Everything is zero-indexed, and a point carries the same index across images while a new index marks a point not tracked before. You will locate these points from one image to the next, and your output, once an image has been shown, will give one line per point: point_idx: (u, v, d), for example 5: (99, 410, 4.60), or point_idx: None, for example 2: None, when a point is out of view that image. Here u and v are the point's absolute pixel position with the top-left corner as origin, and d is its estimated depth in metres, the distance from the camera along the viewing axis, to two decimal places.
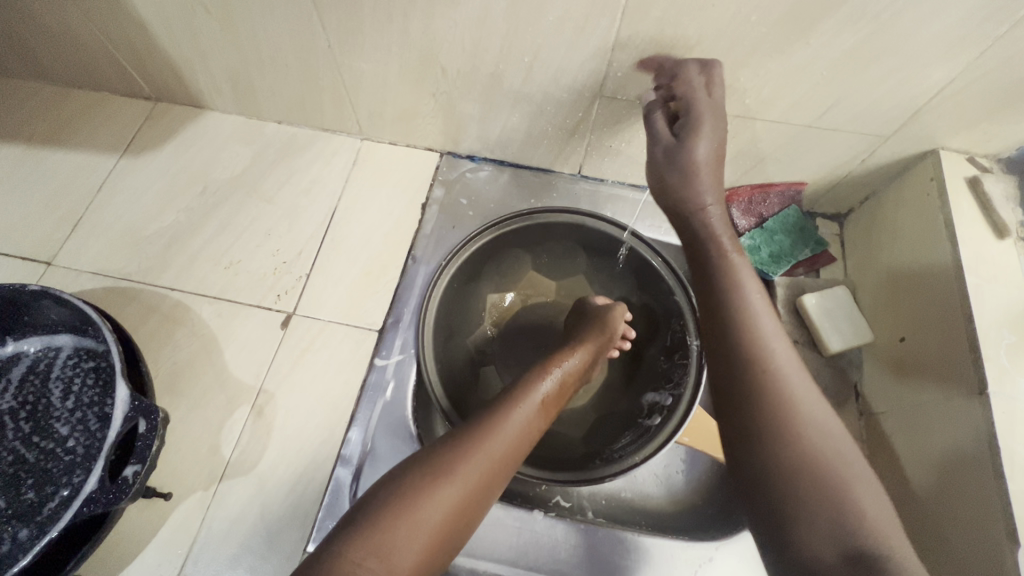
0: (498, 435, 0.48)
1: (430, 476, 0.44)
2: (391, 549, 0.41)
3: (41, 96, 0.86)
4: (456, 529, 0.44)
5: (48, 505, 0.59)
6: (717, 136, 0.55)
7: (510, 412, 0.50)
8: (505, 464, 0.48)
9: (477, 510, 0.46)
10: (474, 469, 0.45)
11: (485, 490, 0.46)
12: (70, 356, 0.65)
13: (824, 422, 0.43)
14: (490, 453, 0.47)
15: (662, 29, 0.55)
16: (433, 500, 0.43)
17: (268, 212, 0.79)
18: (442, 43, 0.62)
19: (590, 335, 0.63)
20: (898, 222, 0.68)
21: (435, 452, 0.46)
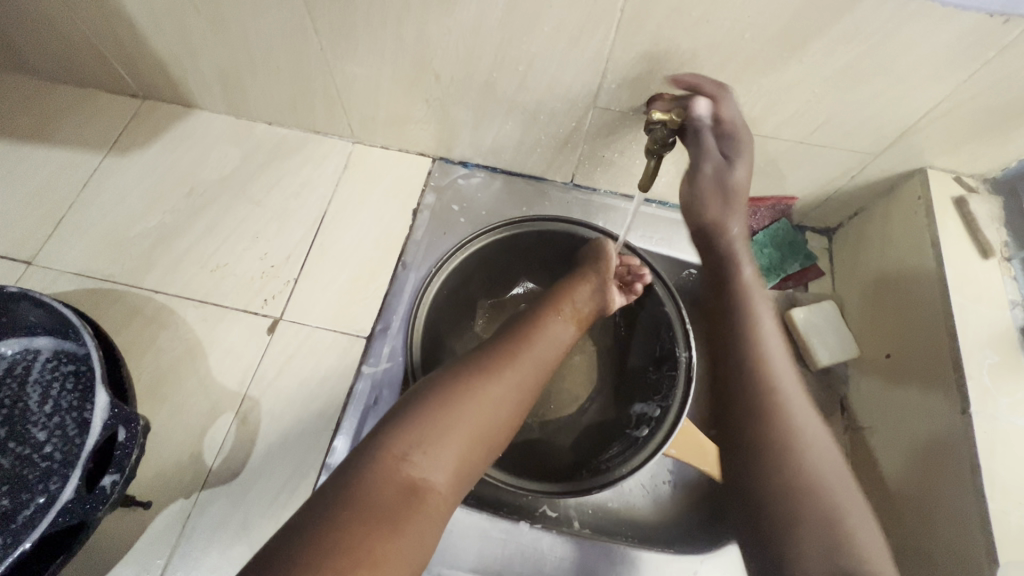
0: (532, 348, 0.53)
1: (470, 377, 0.48)
2: (438, 442, 0.43)
3: (24, 91, 0.84)
4: (498, 435, 0.47)
5: (23, 513, 0.58)
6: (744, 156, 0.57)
7: (540, 328, 0.56)
8: (540, 377, 0.52)
9: (521, 415, 0.50)
10: (514, 374, 0.49)
11: (524, 397, 0.50)
12: (49, 359, 0.64)
13: (820, 449, 0.47)
14: (525, 364, 0.51)
15: (657, 43, 0.55)
16: (481, 398, 0.47)
17: (256, 214, 0.78)
18: (436, 48, 0.62)
19: (594, 262, 0.67)
20: (885, 240, 0.69)
21: (473, 360, 0.50)
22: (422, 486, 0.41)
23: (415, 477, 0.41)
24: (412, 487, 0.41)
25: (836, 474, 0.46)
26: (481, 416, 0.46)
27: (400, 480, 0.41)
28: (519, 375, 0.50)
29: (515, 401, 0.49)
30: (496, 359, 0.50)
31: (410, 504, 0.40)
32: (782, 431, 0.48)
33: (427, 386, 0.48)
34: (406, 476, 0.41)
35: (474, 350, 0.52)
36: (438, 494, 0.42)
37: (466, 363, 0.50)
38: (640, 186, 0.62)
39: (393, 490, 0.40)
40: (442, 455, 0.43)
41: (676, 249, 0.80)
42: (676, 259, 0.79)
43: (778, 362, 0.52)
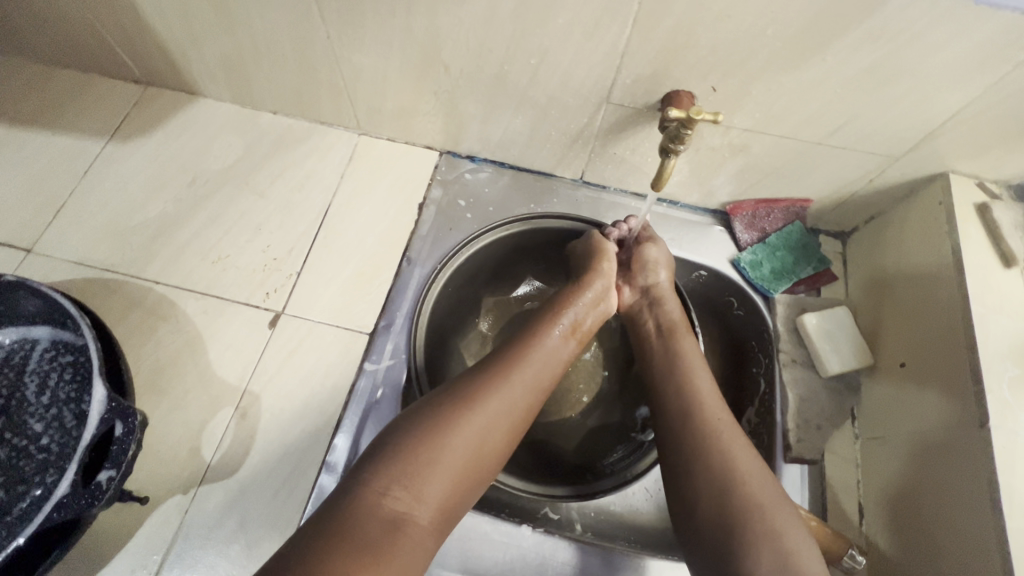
0: (524, 368, 0.52)
1: (451, 407, 0.47)
2: (422, 477, 0.43)
3: (26, 75, 0.83)
4: (485, 463, 0.47)
5: (19, 505, 0.57)
6: (666, 255, 0.68)
7: (535, 343, 0.55)
8: (532, 399, 0.51)
9: (511, 439, 0.49)
10: (501, 400, 0.49)
11: (512, 424, 0.49)
12: (47, 349, 0.63)
13: (752, 474, 0.48)
14: (515, 388, 0.50)
15: (674, 38, 0.53)
16: (464, 429, 0.46)
17: (259, 205, 0.76)
18: (446, 40, 0.60)
19: (596, 265, 0.65)
20: (902, 245, 0.67)
21: (459, 386, 0.49)
22: (407, 521, 0.41)
23: (399, 512, 0.41)
24: (395, 523, 0.41)
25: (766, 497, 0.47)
26: (464, 447, 0.45)
27: (383, 516, 0.41)
28: (506, 402, 0.49)
29: (503, 429, 0.48)
30: (484, 384, 0.49)
31: (395, 540, 0.40)
32: (717, 456, 0.49)
33: (409, 417, 0.47)
34: (389, 512, 0.41)
35: (461, 373, 0.52)
36: (422, 526, 0.42)
37: (452, 390, 0.49)
38: (652, 184, 0.61)
39: (376, 527, 0.40)
40: (425, 489, 0.43)
41: (686, 249, 0.77)
42: (686, 259, 0.77)
43: (707, 394, 0.54)
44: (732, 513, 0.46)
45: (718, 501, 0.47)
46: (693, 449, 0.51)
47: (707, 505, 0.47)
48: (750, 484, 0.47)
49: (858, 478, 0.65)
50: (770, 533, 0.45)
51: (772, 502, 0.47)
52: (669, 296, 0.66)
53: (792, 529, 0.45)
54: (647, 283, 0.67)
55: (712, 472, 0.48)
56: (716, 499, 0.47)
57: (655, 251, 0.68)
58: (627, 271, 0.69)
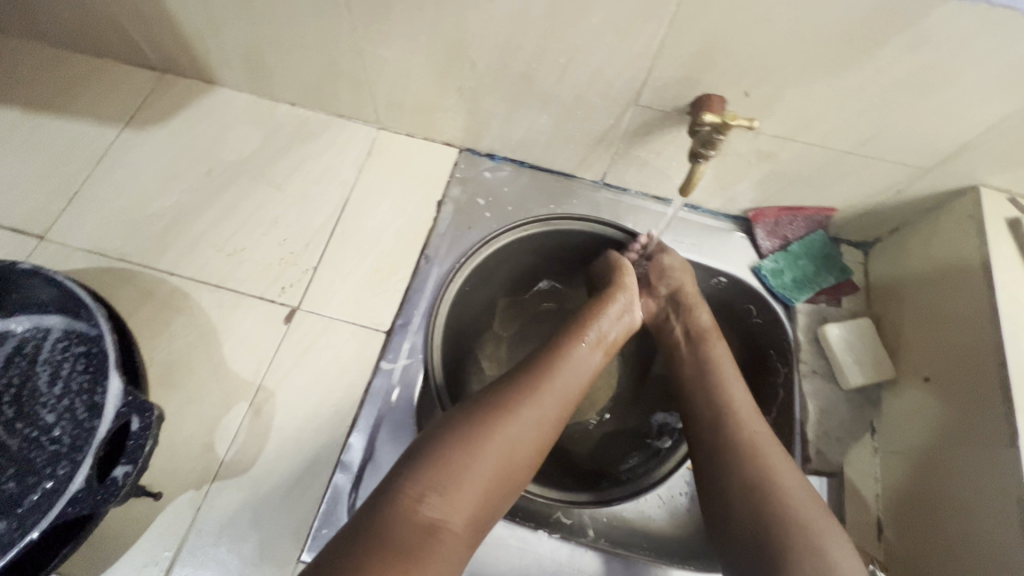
0: (557, 377, 0.51)
1: (486, 415, 0.47)
2: (456, 484, 0.43)
3: (41, 59, 0.82)
4: (519, 472, 0.47)
5: (29, 497, 0.56)
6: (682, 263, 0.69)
7: (566, 353, 0.54)
8: (564, 409, 0.51)
9: (545, 448, 0.49)
10: (534, 409, 0.48)
11: (545, 433, 0.49)
12: (60, 338, 0.61)
13: (792, 485, 0.48)
14: (547, 397, 0.50)
15: (709, 41, 0.52)
16: (498, 437, 0.46)
17: (276, 198, 0.75)
18: (474, 36, 0.59)
19: (620, 280, 0.65)
20: (928, 258, 0.66)
21: (492, 394, 0.49)
22: (441, 528, 0.41)
23: (434, 519, 0.41)
24: (431, 529, 0.41)
25: (806, 508, 0.46)
26: (498, 455, 0.45)
27: (419, 521, 0.41)
28: (539, 412, 0.48)
29: (537, 438, 0.48)
30: (518, 392, 0.49)
31: (431, 546, 0.40)
32: (753, 466, 0.49)
33: (444, 424, 0.47)
34: (424, 519, 0.41)
35: (494, 381, 0.52)
36: (457, 533, 0.42)
37: (486, 398, 0.49)
38: (679, 190, 0.60)
39: (412, 532, 0.40)
40: (459, 497, 0.43)
41: (707, 256, 0.77)
42: (706, 266, 0.76)
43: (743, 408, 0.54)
44: (771, 523, 0.46)
45: (756, 511, 0.47)
46: (729, 459, 0.51)
47: (746, 515, 0.47)
48: (790, 495, 0.47)
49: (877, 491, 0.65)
50: (813, 543, 0.44)
51: (813, 511, 0.46)
52: (697, 303, 0.65)
53: (835, 538, 0.45)
54: (671, 292, 0.67)
55: (748, 481, 0.48)
56: (756, 511, 0.47)
57: (671, 259, 0.69)
58: (647, 281, 0.69)
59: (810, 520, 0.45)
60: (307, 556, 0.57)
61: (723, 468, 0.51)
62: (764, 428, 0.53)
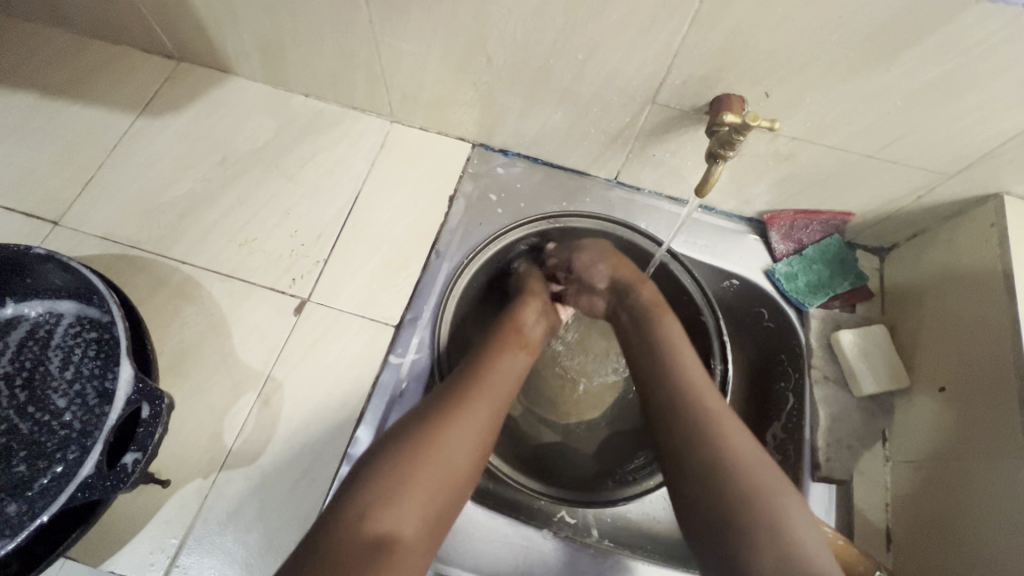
0: (485, 382, 0.52)
1: (417, 427, 0.47)
2: (399, 494, 0.43)
3: (59, 45, 0.82)
4: (463, 474, 0.47)
5: (40, 481, 0.56)
6: (604, 253, 0.66)
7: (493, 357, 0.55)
8: (499, 411, 0.51)
9: (489, 446, 0.49)
10: (464, 413, 0.48)
11: (484, 433, 0.49)
12: (72, 324, 0.62)
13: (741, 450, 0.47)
14: (477, 402, 0.50)
15: (732, 41, 0.51)
16: (435, 446, 0.46)
17: (288, 189, 0.75)
18: (492, 30, 0.58)
19: (530, 288, 0.67)
20: (948, 266, 0.65)
21: (427, 404, 0.49)
22: (390, 539, 0.41)
23: (382, 533, 0.41)
24: (378, 543, 0.41)
25: (755, 471, 0.46)
26: (437, 463, 0.45)
27: (364, 538, 0.41)
28: (470, 416, 0.49)
29: (473, 439, 0.48)
30: (446, 401, 0.49)
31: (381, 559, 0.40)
32: (709, 440, 0.48)
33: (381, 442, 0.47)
34: (371, 535, 0.41)
35: (432, 391, 0.52)
36: (408, 541, 0.42)
37: (419, 409, 0.49)
38: (695, 190, 0.59)
39: (359, 551, 0.40)
40: (404, 507, 0.43)
41: (719, 258, 0.76)
42: (719, 268, 0.76)
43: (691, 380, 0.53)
44: (728, 494, 0.45)
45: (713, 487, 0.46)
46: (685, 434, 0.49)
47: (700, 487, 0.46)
48: (741, 460, 0.46)
49: (886, 501, 0.64)
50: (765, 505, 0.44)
51: (766, 479, 0.45)
52: (632, 286, 0.64)
53: (791, 504, 0.45)
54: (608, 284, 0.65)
55: (705, 453, 0.47)
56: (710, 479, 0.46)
57: (591, 251, 0.67)
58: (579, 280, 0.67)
59: (761, 483, 0.45)
60: None
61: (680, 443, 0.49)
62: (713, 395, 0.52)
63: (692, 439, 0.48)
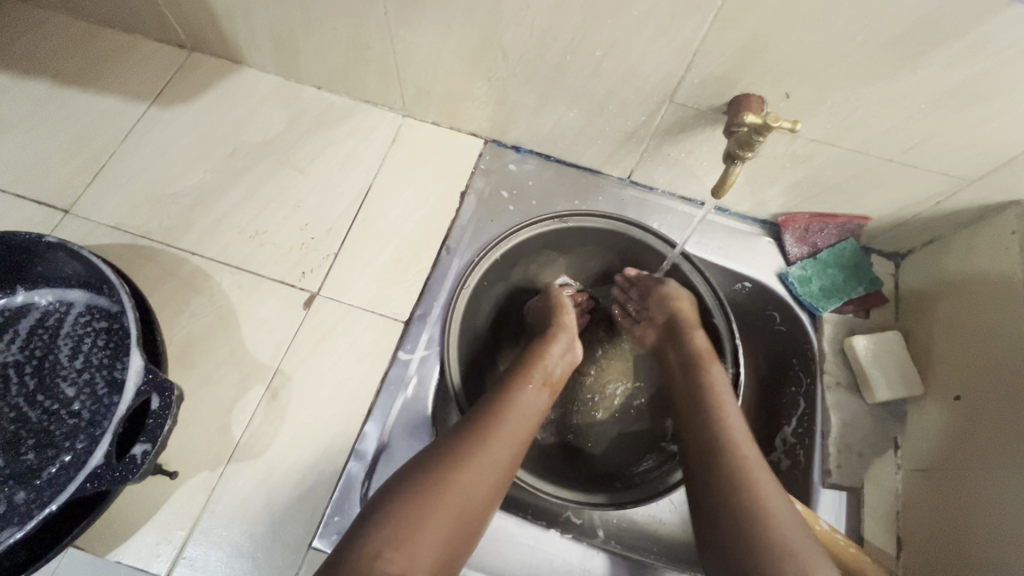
0: (505, 423, 0.51)
1: (438, 465, 0.46)
2: (412, 535, 0.42)
3: (71, 33, 0.82)
4: (477, 518, 0.46)
5: (48, 470, 0.56)
6: (671, 292, 0.67)
7: (513, 395, 0.54)
8: (516, 454, 0.50)
9: (502, 491, 0.48)
10: (484, 454, 0.48)
11: (500, 478, 0.48)
12: (82, 313, 0.62)
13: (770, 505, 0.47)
14: (497, 442, 0.49)
15: (753, 40, 0.50)
16: (452, 488, 0.45)
17: (299, 182, 0.75)
18: (509, 25, 0.57)
19: (558, 319, 0.64)
20: (964, 273, 0.64)
21: (447, 443, 0.48)
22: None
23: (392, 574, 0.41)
24: None
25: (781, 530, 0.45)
26: (453, 506, 0.45)
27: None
28: (489, 456, 0.48)
29: (491, 481, 0.47)
30: (466, 438, 0.49)
31: None
32: (740, 490, 0.48)
33: (403, 477, 0.47)
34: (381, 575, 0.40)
35: (452, 428, 0.51)
36: None
37: (438, 446, 0.49)
38: (712, 191, 0.59)
39: None
40: (416, 549, 0.42)
41: (732, 260, 0.75)
42: (731, 271, 0.75)
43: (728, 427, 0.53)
44: (755, 545, 0.45)
45: (740, 536, 0.46)
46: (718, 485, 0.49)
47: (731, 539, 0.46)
48: (773, 516, 0.46)
49: (897, 509, 0.64)
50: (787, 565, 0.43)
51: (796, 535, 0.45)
52: (687, 326, 0.64)
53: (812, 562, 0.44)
54: (665, 319, 0.66)
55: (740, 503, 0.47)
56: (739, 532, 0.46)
57: (674, 286, 0.67)
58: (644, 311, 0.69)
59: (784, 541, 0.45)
60: (318, 542, 0.57)
61: (715, 489, 0.49)
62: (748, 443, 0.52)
63: (725, 488, 0.49)
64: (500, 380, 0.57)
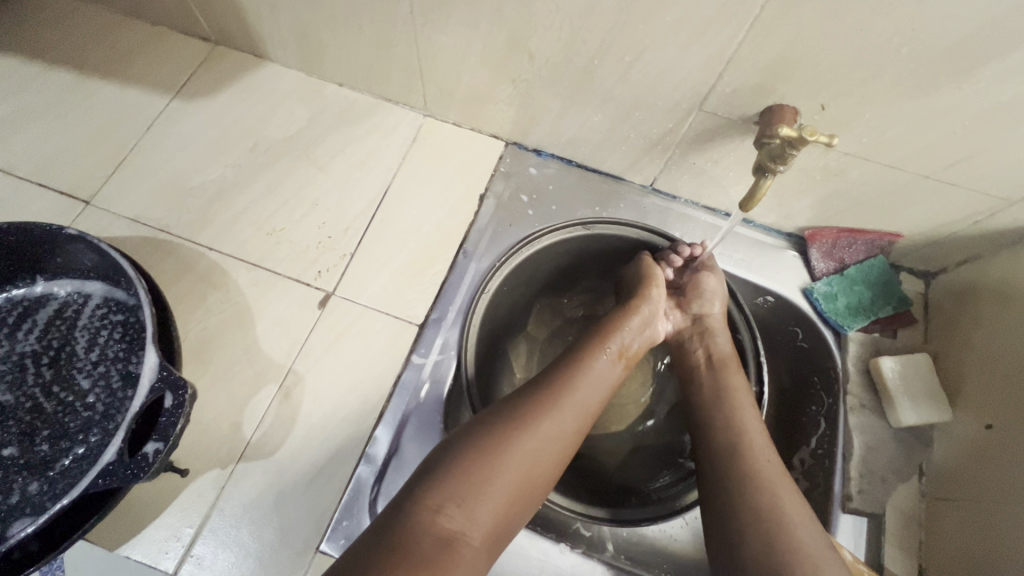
0: (575, 392, 0.51)
1: (505, 427, 0.46)
2: (474, 495, 0.43)
3: (98, 24, 0.82)
4: (537, 484, 0.46)
5: (61, 462, 0.56)
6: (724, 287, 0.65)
7: (588, 364, 0.54)
8: (582, 423, 0.51)
9: (565, 462, 0.49)
10: (554, 421, 0.48)
11: (564, 450, 0.48)
12: (99, 306, 0.62)
13: (791, 504, 0.47)
14: (566, 410, 0.49)
15: (791, 50, 0.48)
16: (518, 450, 0.45)
17: (319, 179, 0.74)
18: (537, 27, 0.56)
19: (643, 292, 0.63)
20: (1001, 297, 0.61)
21: (511, 406, 0.49)
22: (460, 540, 0.41)
23: (452, 531, 0.41)
24: (447, 541, 0.40)
25: (804, 526, 0.46)
26: (519, 468, 0.45)
27: (436, 532, 0.40)
28: (558, 424, 0.48)
29: (556, 450, 0.48)
30: (536, 403, 0.49)
31: (447, 558, 0.39)
32: (764, 494, 0.48)
33: (464, 435, 0.47)
34: (441, 531, 0.40)
35: (512, 393, 0.51)
36: (473, 545, 0.42)
37: (504, 408, 0.49)
38: (741, 204, 0.57)
39: (430, 541, 0.40)
40: (477, 509, 0.42)
41: (755, 273, 0.73)
42: (755, 284, 0.73)
43: (750, 421, 0.54)
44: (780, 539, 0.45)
45: (770, 541, 0.45)
46: (740, 491, 0.48)
47: (751, 531, 0.46)
48: (790, 510, 0.47)
49: (920, 538, 0.62)
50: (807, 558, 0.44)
51: (819, 546, 0.45)
52: (720, 327, 0.63)
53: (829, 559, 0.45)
54: (701, 310, 0.64)
55: (765, 493, 0.48)
56: (763, 527, 0.46)
57: (713, 280, 0.65)
58: (682, 293, 0.66)
59: (805, 536, 0.45)
60: (326, 546, 0.57)
61: (734, 478, 0.50)
62: (765, 438, 0.53)
63: (745, 492, 0.48)
64: (568, 349, 0.57)
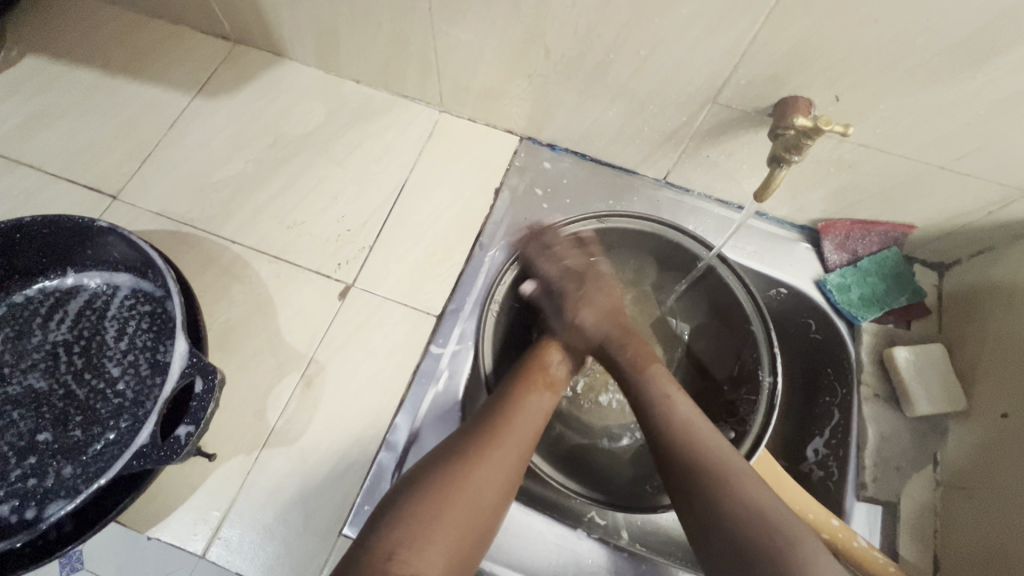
0: (508, 429, 0.51)
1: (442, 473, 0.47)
2: (423, 536, 0.43)
3: (121, 25, 0.84)
4: (489, 516, 0.47)
5: (93, 447, 0.58)
6: (592, 286, 0.64)
7: (518, 402, 0.54)
8: (521, 455, 0.51)
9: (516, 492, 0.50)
10: (494, 456, 0.49)
11: (510, 478, 0.49)
12: (127, 297, 0.64)
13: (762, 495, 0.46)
14: (500, 449, 0.50)
15: (806, 42, 0.49)
16: (460, 489, 0.46)
17: (337, 174, 0.76)
18: (553, 21, 0.57)
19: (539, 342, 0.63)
20: (1015, 286, 0.61)
21: (445, 454, 0.49)
22: None
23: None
24: None
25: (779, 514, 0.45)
26: (465, 504, 0.45)
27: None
28: (499, 461, 0.49)
29: (501, 482, 0.48)
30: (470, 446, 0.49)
31: None
32: (732, 492, 0.46)
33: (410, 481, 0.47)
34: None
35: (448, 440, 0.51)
36: None
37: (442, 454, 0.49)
38: (755, 194, 0.58)
39: None
40: (429, 548, 0.43)
41: (768, 265, 0.74)
42: (768, 276, 0.73)
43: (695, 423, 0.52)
44: (758, 532, 0.44)
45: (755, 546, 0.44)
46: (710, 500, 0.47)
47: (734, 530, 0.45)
48: (760, 501, 0.46)
49: (934, 527, 0.62)
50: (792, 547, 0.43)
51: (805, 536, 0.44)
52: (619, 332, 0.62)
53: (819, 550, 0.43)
54: (595, 325, 0.62)
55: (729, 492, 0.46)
56: (739, 523, 0.45)
57: (575, 282, 0.64)
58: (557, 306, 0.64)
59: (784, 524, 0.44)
60: (348, 531, 0.58)
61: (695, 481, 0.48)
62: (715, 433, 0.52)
63: (716, 491, 0.47)
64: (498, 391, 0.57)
